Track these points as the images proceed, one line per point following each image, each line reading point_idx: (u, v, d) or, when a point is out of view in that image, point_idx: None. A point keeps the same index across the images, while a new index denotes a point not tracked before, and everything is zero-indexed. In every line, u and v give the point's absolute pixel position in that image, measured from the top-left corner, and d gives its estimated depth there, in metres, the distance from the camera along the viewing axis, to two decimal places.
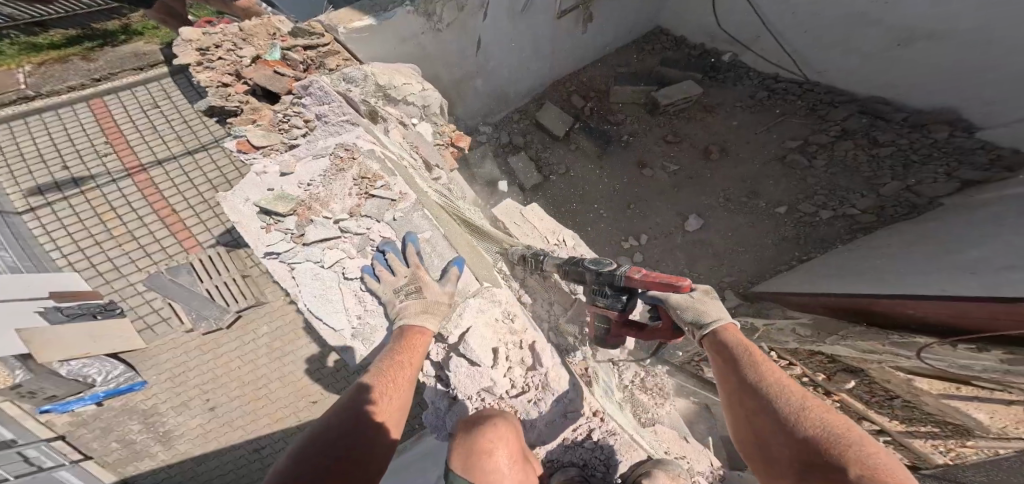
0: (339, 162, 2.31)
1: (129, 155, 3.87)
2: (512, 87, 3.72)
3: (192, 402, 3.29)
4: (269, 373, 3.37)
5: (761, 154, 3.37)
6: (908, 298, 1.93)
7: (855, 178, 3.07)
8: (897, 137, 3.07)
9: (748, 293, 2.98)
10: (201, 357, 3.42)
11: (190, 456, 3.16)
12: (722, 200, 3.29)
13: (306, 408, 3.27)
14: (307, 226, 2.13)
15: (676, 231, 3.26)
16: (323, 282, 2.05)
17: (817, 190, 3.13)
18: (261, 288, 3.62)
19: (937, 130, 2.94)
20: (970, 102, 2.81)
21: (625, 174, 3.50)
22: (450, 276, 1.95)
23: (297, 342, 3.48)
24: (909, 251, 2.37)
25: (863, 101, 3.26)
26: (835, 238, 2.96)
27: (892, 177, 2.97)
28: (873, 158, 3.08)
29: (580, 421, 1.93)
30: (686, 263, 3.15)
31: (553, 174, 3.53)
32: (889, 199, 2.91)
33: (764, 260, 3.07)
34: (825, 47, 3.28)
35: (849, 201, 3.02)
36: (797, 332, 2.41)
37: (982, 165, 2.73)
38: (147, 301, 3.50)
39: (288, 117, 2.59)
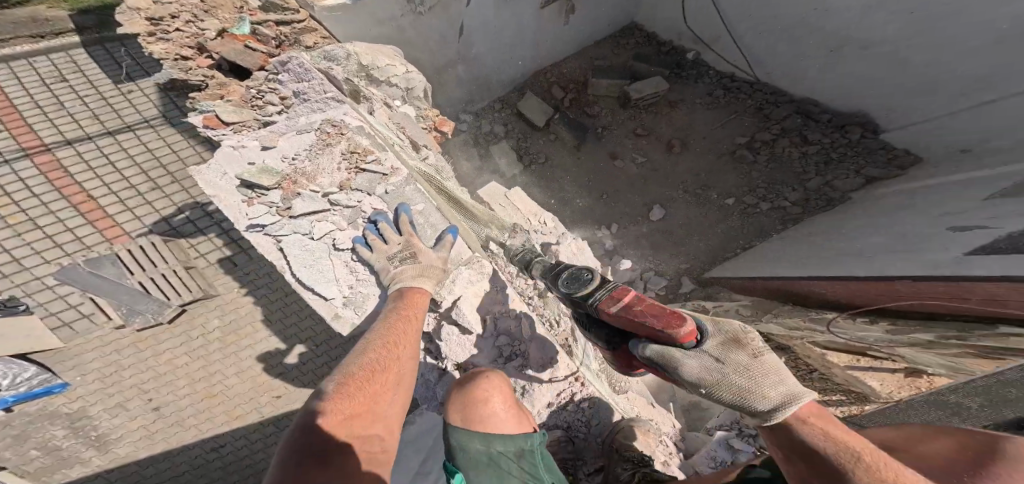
0: (325, 137, 2.29)
1: (26, 136, 3.47)
2: (497, 76, 3.71)
3: (130, 403, 3.01)
4: (225, 368, 3.14)
5: (715, 149, 3.55)
6: (821, 280, 2.30)
7: (788, 173, 3.34)
8: (823, 137, 3.32)
9: (700, 279, 3.22)
10: (139, 354, 3.14)
11: (133, 460, 2.90)
12: (681, 191, 3.49)
13: (269, 404, 3.06)
14: (293, 199, 2.09)
15: (642, 220, 3.44)
16: (312, 251, 2.01)
17: (758, 183, 3.39)
18: (209, 279, 3.35)
19: (852, 132, 3.23)
20: (876, 107, 3.13)
21: (597, 164, 3.63)
22: (445, 243, 2.01)
23: (257, 335, 3.25)
24: (834, 235, 2.68)
25: (800, 101, 3.48)
26: (771, 228, 3.25)
27: (815, 173, 3.27)
28: (802, 155, 3.35)
29: (564, 386, 2.11)
30: (651, 251, 3.36)
31: (534, 164, 3.62)
32: (813, 193, 3.22)
33: (716, 247, 3.31)
34: (771, 48, 3.43)
35: (782, 193, 3.30)
36: (739, 313, 2.81)
37: (880, 163, 3.08)
38: (62, 298, 3.16)
39: (263, 93, 2.49)
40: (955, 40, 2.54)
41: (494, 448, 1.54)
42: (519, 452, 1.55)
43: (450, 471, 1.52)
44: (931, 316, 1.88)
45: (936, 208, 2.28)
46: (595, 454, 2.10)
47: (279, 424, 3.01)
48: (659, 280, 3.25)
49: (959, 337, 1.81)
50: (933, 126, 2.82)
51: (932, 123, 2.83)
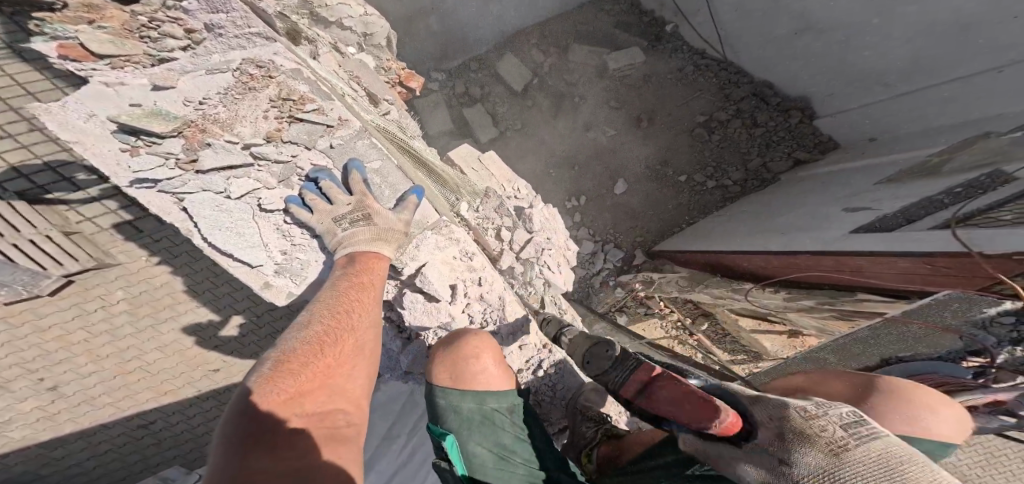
0: (246, 80, 2.00)
1: None
2: (472, 33, 3.59)
3: (13, 384, 2.35)
4: (140, 342, 2.53)
5: (678, 127, 3.56)
6: (745, 252, 2.40)
7: (734, 153, 3.50)
8: (769, 119, 3.48)
9: (650, 252, 3.35)
10: (13, 332, 2.26)
11: (36, 444, 2.48)
12: (642, 166, 3.52)
13: (205, 378, 2.72)
14: (200, 150, 1.87)
15: (607, 194, 3.48)
16: (228, 212, 1.86)
17: (709, 160, 3.51)
18: (102, 246, 2.28)
19: (792, 116, 3.41)
20: (816, 94, 3.29)
21: (571, 132, 3.55)
22: (409, 205, 1.89)
23: (181, 306, 2.51)
24: (765, 210, 2.89)
25: (756, 83, 3.54)
26: (712, 205, 3.46)
27: (756, 154, 3.48)
28: (750, 136, 3.50)
29: (535, 352, 2.17)
30: (613, 224, 3.43)
31: (509, 130, 3.53)
32: (751, 174, 3.46)
33: (667, 222, 3.45)
34: (741, 23, 3.33)
35: (727, 173, 3.48)
36: (678, 283, 2.89)
37: (808, 148, 3.38)
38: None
39: (158, 21, 1.99)
40: (899, 32, 2.58)
41: (488, 404, 1.77)
42: (511, 407, 1.82)
43: (439, 432, 1.75)
44: (814, 285, 2.08)
45: (845, 187, 2.52)
46: (560, 414, 2.24)
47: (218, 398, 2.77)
48: (617, 251, 3.36)
49: (830, 303, 1.99)
50: (855, 115, 3.08)
51: (867, 108, 2.99)
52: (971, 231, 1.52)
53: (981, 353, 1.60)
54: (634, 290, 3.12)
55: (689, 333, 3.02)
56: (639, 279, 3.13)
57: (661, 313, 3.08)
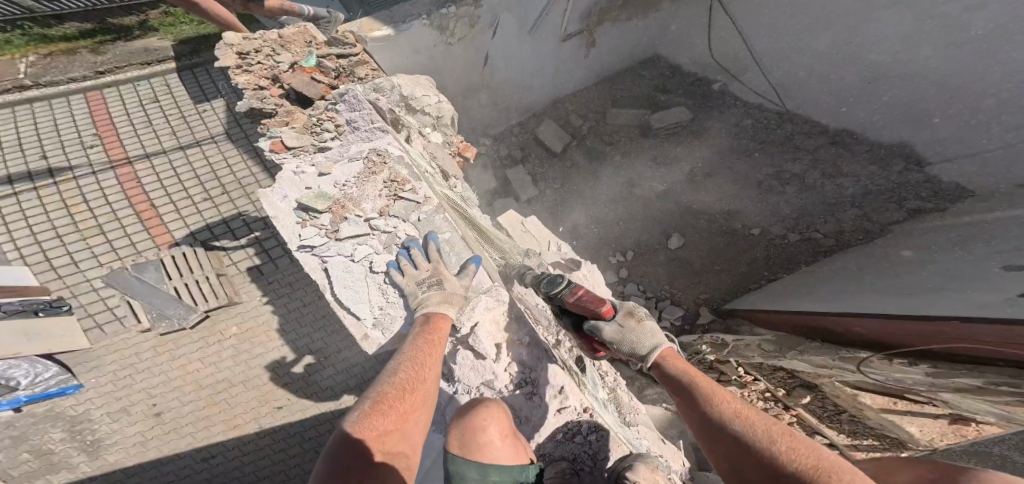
0: (374, 167, 2.25)
1: (115, 146, 3.40)
2: (518, 100, 3.66)
3: (133, 407, 2.71)
4: (231, 374, 2.83)
5: (742, 179, 3.37)
6: (849, 315, 2.00)
7: (823, 202, 3.14)
8: (860, 169, 3.15)
9: (719, 310, 2.99)
10: (156, 360, 2.83)
11: (119, 468, 2.60)
12: (702, 221, 3.31)
13: (269, 415, 2.75)
14: (342, 222, 2.07)
15: (659, 249, 3.27)
16: (353, 274, 1.96)
17: (788, 212, 3.19)
18: (236, 288, 3.04)
19: (893, 164, 3.08)
20: (927, 137, 2.95)
21: (613, 191, 3.51)
22: (467, 270, 1.89)
23: (269, 344, 2.92)
24: (863, 273, 2.45)
25: (832, 133, 3.32)
26: (800, 259, 3.03)
27: (852, 205, 3.06)
28: (838, 186, 3.15)
29: (574, 417, 1.80)
30: (666, 279, 3.17)
31: (548, 188, 3.56)
32: (848, 225, 3.01)
33: (735, 279, 3.09)
34: (802, 77, 3.35)
35: (814, 225, 3.09)
36: (762, 348, 2.52)
37: (926, 196, 2.91)
38: (103, 298, 2.93)
39: (322, 121, 2.51)
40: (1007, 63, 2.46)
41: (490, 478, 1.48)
42: None
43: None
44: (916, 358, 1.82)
45: (965, 245, 2.19)
46: None
47: (276, 436, 2.71)
48: (673, 308, 3.04)
49: (1012, 385, 1.50)
50: (991, 157, 2.67)
51: (995, 152, 2.65)
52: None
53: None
54: (701, 355, 2.75)
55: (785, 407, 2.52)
56: (701, 339, 2.83)
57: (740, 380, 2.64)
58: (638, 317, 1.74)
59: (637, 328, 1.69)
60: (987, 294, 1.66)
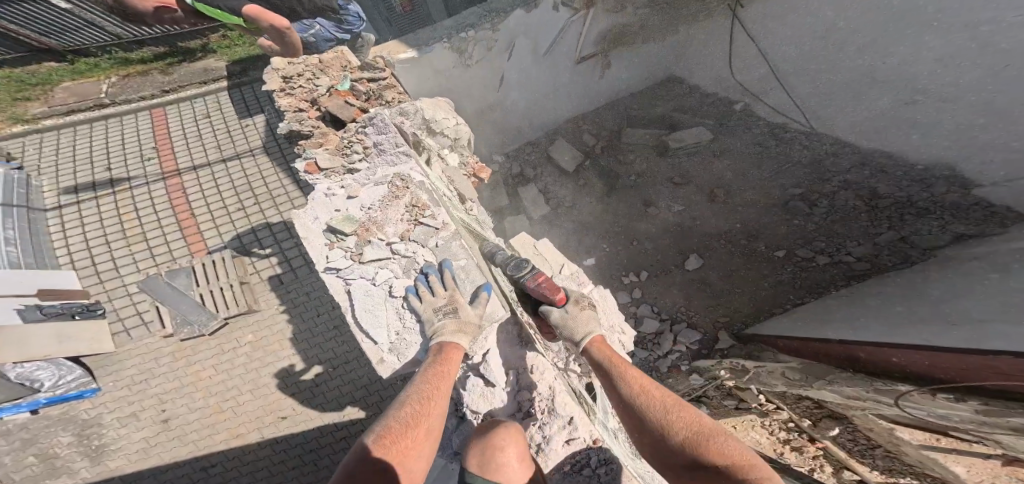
0: (399, 192, 2.22)
1: (168, 159, 3.58)
2: (528, 124, 3.72)
3: (143, 413, 2.78)
4: (241, 382, 2.87)
5: (764, 201, 3.31)
6: (888, 346, 1.90)
7: (853, 226, 3.05)
8: (897, 190, 3.05)
9: (740, 335, 2.89)
10: (173, 366, 2.90)
11: (117, 474, 2.66)
12: (723, 242, 3.24)
13: (272, 425, 2.78)
14: (366, 245, 2.06)
15: (675, 270, 3.21)
16: (373, 297, 1.95)
17: (816, 236, 3.11)
18: (257, 296, 3.10)
19: (935, 184, 2.94)
20: (968, 158, 2.81)
21: (630, 210, 3.47)
22: (480, 298, 1.83)
23: (281, 353, 2.95)
24: (899, 301, 2.33)
25: (864, 154, 3.24)
26: (827, 283, 2.92)
27: (888, 228, 2.95)
28: (873, 208, 3.06)
29: (581, 450, 1.71)
30: (682, 302, 3.09)
31: (560, 207, 3.52)
32: (884, 248, 2.89)
33: (758, 301, 3.01)
34: (839, 98, 3.24)
35: (845, 248, 2.99)
36: (786, 376, 2.31)
37: (975, 219, 2.72)
38: (134, 303, 3.04)
39: (352, 142, 2.47)
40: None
41: None
42: None
43: None
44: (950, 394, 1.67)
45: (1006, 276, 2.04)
46: None
47: (278, 446, 2.74)
48: (690, 332, 2.96)
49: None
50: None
51: None
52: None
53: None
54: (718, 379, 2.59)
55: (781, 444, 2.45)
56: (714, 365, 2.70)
57: (761, 408, 2.57)
58: (584, 306, 1.87)
59: (581, 317, 1.83)
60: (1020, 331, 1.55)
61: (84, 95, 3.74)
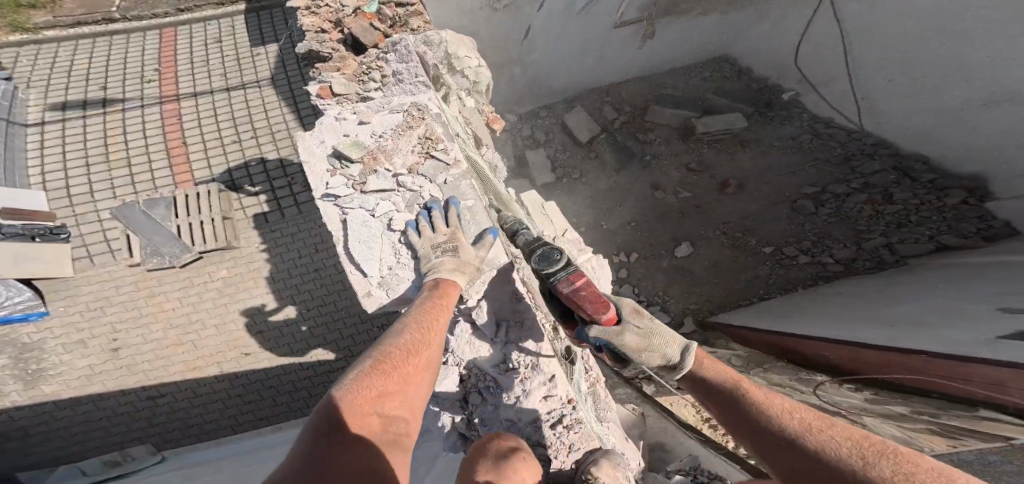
0: (413, 122, 2.06)
1: (169, 82, 3.34)
2: (548, 86, 3.52)
3: (92, 340, 2.66)
4: (204, 315, 2.74)
5: (772, 196, 3.24)
6: (813, 339, 2.09)
7: (848, 228, 3.03)
8: (911, 197, 2.98)
9: (703, 322, 2.96)
10: (134, 295, 2.74)
11: (53, 399, 2.59)
12: (719, 232, 3.19)
13: (234, 360, 2.68)
14: (370, 174, 1.93)
15: (665, 255, 3.18)
16: (371, 228, 1.83)
17: (808, 234, 3.09)
18: (238, 232, 2.91)
19: (951, 194, 2.88)
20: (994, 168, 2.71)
21: (636, 191, 3.39)
22: (484, 241, 1.75)
23: (256, 290, 2.81)
24: (887, 297, 2.37)
25: (903, 156, 3.10)
26: (799, 282, 2.98)
27: (880, 233, 2.95)
28: (878, 212, 3.01)
29: (555, 406, 1.64)
30: (663, 286, 3.10)
31: (565, 177, 3.45)
32: (866, 253, 2.92)
33: (732, 294, 3.03)
34: (897, 95, 3.00)
35: (830, 250, 3.00)
36: (731, 361, 2.54)
37: (967, 232, 2.73)
38: (103, 230, 2.86)
39: (370, 70, 2.34)
40: None
41: None
42: None
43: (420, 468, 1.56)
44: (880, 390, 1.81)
45: (980, 282, 2.10)
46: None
47: (233, 383, 2.66)
48: (661, 315, 3.01)
49: (932, 415, 1.59)
50: None
51: None
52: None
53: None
54: None
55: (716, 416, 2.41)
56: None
57: None
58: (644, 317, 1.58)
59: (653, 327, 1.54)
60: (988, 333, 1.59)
61: (94, 6, 3.55)
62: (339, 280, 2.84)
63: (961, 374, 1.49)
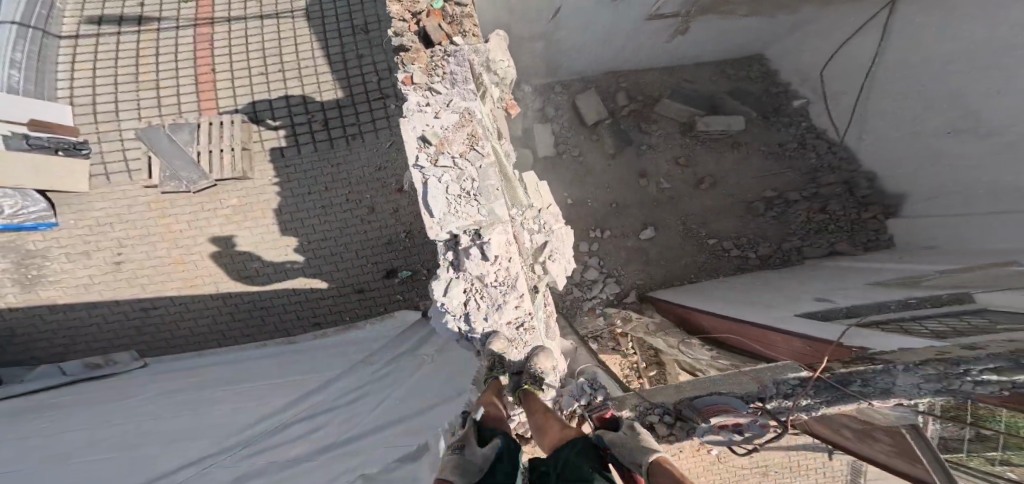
0: (466, 122, 1.74)
1: (205, 6, 3.34)
2: (568, 65, 3.28)
3: (95, 252, 3.14)
4: (195, 234, 3.16)
5: (741, 196, 3.41)
6: (700, 311, 2.75)
7: (777, 229, 3.35)
8: (842, 210, 3.26)
9: (641, 294, 3.39)
10: (144, 215, 3.15)
11: (47, 303, 3.15)
12: (679, 222, 3.42)
13: (228, 281, 3.18)
14: (443, 154, 1.69)
15: (631, 236, 3.41)
16: (442, 190, 1.67)
17: (747, 231, 3.38)
18: (253, 165, 3.19)
19: (870, 211, 3.21)
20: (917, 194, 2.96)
21: (625, 177, 3.44)
22: (490, 196, 1.68)
23: (262, 221, 3.18)
24: (817, 291, 2.66)
25: (858, 173, 3.27)
26: (720, 270, 3.38)
27: (798, 235, 3.32)
28: (807, 220, 3.31)
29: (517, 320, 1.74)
30: (623, 264, 3.40)
31: (563, 153, 3.43)
32: (780, 252, 3.32)
33: (670, 275, 3.40)
34: (885, 117, 2.93)
35: (755, 246, 3.36)
36: (647, 327, 3.12)
37: (858, 242, 3.21)
38: (123, 150, 3.17)
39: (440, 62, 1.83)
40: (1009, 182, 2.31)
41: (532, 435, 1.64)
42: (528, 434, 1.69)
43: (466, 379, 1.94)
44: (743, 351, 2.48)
45: (833, 282, 2.74)
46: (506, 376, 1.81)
47: (226, 300, 3.19)
48: (614, 287, 3.35)
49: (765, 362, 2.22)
50: (935, 223, 2.77)
51: (942, 220, 2.74)
52: (861, 331, 1.95)
53: (762, 399, 1.68)
54: (612, 325, 3.19)
55: (638, 374, 3.04)
56: (622, 314, 3.24)
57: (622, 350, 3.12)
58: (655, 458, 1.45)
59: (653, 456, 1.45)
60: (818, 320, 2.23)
61: None
62: (343, 219, 3.15)
63: (804, 348, 1.97)
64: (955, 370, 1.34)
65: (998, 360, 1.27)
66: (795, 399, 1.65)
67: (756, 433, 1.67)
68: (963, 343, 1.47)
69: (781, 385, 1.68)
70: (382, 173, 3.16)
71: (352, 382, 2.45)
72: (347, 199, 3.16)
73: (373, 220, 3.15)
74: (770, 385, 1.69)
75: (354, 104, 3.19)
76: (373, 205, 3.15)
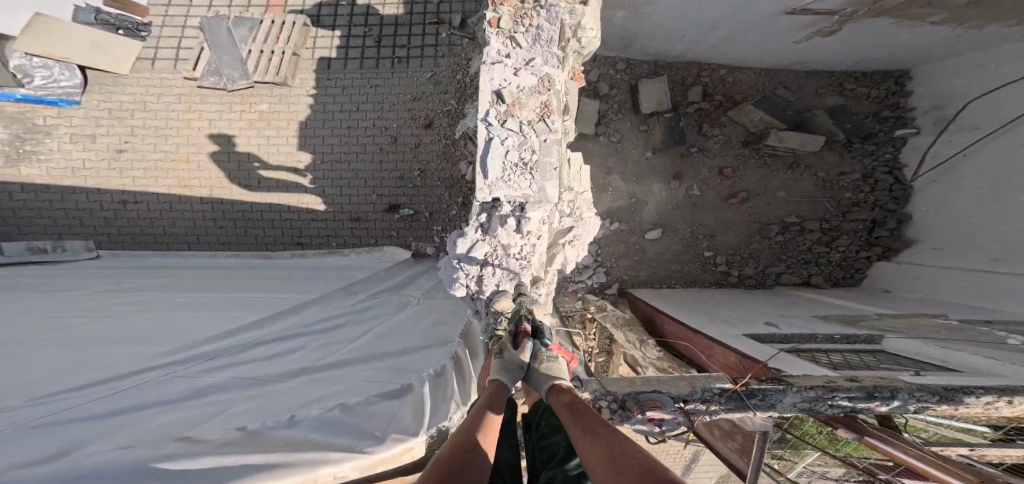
0: (543, 87, 1.66)
1: None
2: (641, 43, 2.99)
3: (97, 139, 2.96)
4: (211, 136, 2.98)
5: (757, 219, 3.36)
6: (659, 310, 2.88)
7: (772, 253, 3.39)
8: (848, 245, 3.30)
9: (625, 290, 3.42)
10: (167, 108, 2.97)
11: (23, 182, 2.96)
12: (688, 228, 3.39)
13: (219, 189, 3.00)
14: (510, 115, 1.62)
15: (637, 232, 3.38)
16: (502, 154, 1.60)
17: (748, 248, 3.38)
18: (294, 71, 2.98)
19: (871, 250, 3.27)
20: (930, 241, 2.98)
21: (656, 170, 3.35)
22: (546, 171, 1.61)
23: (284, 132, 2.99)
24: (812, 315, 2.69)
25: (892, 213, 3.23)
26: (703, 281, 3.43)
27: (795, 262, 3.37)
28: (811, 251, 3.35)
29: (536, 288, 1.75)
30: (619, 255, 3.40)
31: (604, 136, 3.30)
32: (766, 276, 3.39)
33: (654, 277, 3.42)
34: (976, 162, 2.76)
35: (749, 263, 3.39)
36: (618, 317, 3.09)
37: (840, 277, 3.33)
38: (180, 38, 3.02)
39: (544, 14, 1.71)
40: None
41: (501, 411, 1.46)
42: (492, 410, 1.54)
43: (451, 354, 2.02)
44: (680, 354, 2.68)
45: (818, 309, 2.80)
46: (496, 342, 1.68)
47: (212, 211, 3.01)
48: (601, 276, 3.38)
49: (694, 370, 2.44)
50: (939, 274, 2.79)
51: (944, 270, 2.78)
52: (786, 355, 2.07)
53: (686, 398, 1.72)
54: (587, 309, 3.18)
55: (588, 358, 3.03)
56: (598, 304, 3.24)
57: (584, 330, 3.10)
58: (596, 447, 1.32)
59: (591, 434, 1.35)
60: (758, 342, 2.28)
61: None
62: (363, 144, 2.97)
63: (736, 363, 2.09)
64: (827, 396, 1.67)
65: (857, 392, 1.67)
66: (711, 405, 1.72)
67: (671, 429, 1.70)
68: (846, 375, 1.79)
69: (707, 392, 1.72)
70: (416, 104, 2.94)
71: (329, 311, 2.35)
72: (373, 124, 2.96)
73: (392, 150, 2.97)
74: (698, 391, 1.72)
75: (409, 24, 2.97)
76: (398, 136, 2.96)
